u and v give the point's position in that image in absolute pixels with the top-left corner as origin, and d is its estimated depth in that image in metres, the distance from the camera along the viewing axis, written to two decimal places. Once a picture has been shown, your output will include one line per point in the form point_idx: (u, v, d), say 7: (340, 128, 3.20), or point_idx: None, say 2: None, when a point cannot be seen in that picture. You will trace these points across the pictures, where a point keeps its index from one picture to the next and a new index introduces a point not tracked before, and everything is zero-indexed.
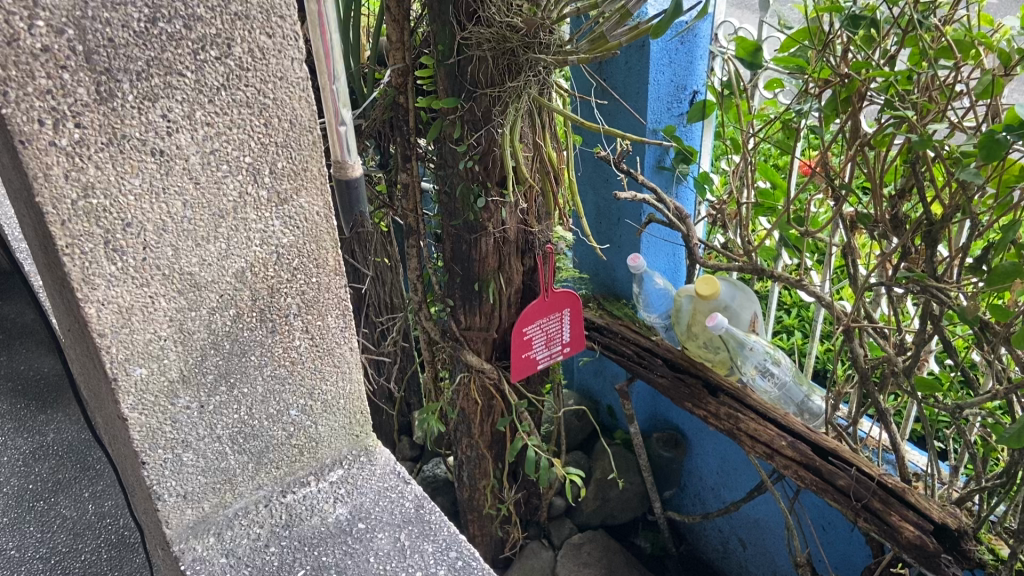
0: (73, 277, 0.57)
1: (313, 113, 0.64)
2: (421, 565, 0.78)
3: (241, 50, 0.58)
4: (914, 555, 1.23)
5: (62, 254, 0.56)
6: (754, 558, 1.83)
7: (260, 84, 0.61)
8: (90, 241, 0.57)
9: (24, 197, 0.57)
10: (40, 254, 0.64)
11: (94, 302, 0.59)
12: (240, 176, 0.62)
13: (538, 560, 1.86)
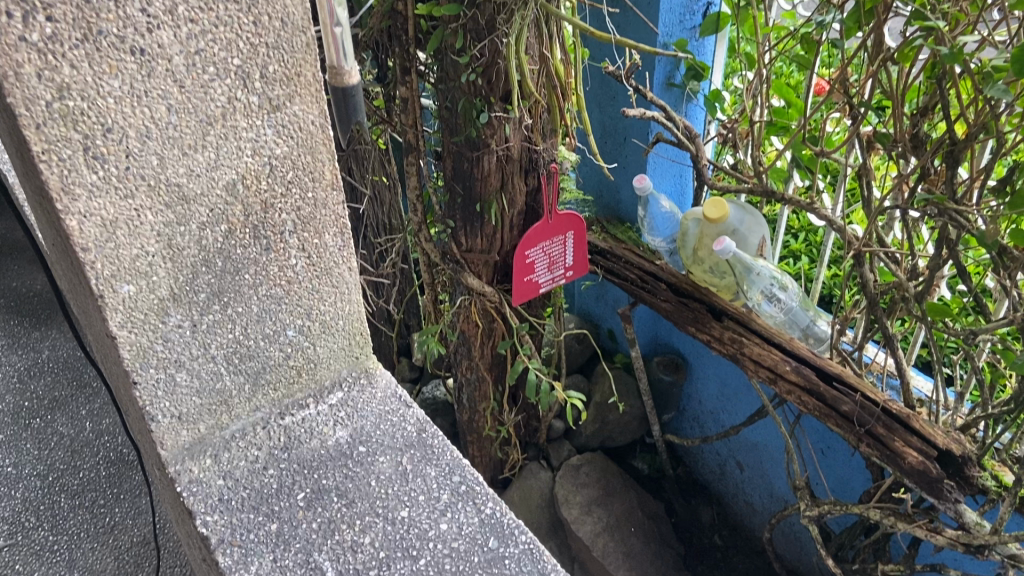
0: (51, 186, 0.53)
1: (306, 13, 0.60)
2: (424, 488, 0.77)
3: None
4: (915, 480, 1.23)
5: (38, 160, 0.52)
6: (751, 480, 1.84)
7: None
8: (69, 147, 0.53)
9: None
10: (18, 163, 0.60)
11: (76, 214, 0.56)
12: (228, 80, 0.58)
13: (536, 481, 1.87)
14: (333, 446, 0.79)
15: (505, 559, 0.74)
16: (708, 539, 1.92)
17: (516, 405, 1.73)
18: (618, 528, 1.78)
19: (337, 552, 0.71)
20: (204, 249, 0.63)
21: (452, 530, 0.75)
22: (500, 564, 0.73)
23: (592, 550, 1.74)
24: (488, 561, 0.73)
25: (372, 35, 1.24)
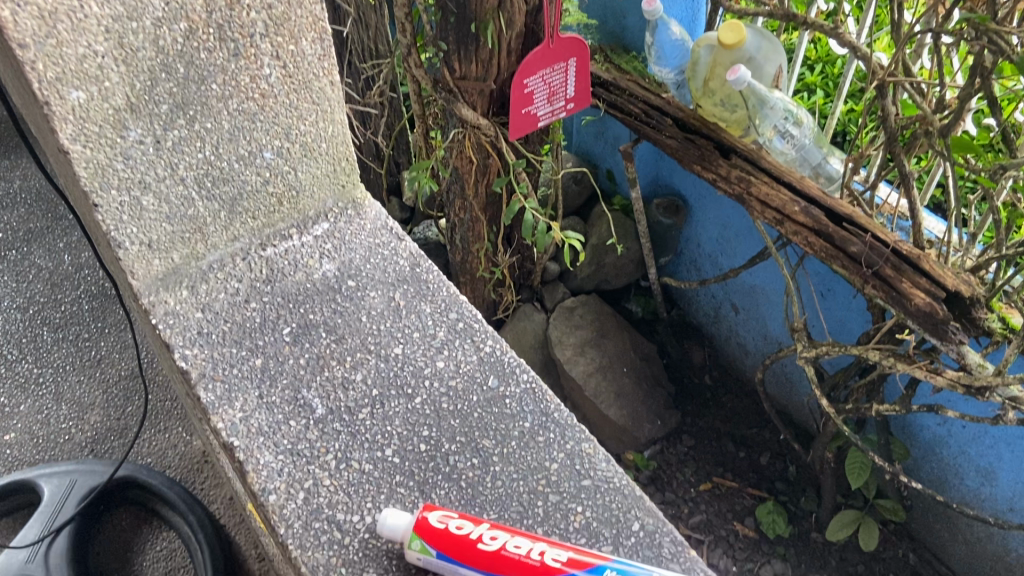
0: None
1: None
2: (419, 325, 0.80)
3: None
4: (920, 322, 1.20)
5: None
6: (745, 323, 1.83)
7: None
8: None
9: None
10: None
11: (9, 3, 0.57)
12: None
13: (530, 323, 1.85)
14: (322, 280, 0.81)
15: (505, 397, 0.76)
16: (699, 379, 1.93)
17: (510, 247, 1.68)
18: (611, 368, 1.78)
19: (326, 390, 0.73)
20: (163, 52, 0.65)
21: (449, 367, 0.77)
22: (501, 402, 0.75)
23: (585, 390, 1.75)
24: (485, 399, 0.75)
25: None
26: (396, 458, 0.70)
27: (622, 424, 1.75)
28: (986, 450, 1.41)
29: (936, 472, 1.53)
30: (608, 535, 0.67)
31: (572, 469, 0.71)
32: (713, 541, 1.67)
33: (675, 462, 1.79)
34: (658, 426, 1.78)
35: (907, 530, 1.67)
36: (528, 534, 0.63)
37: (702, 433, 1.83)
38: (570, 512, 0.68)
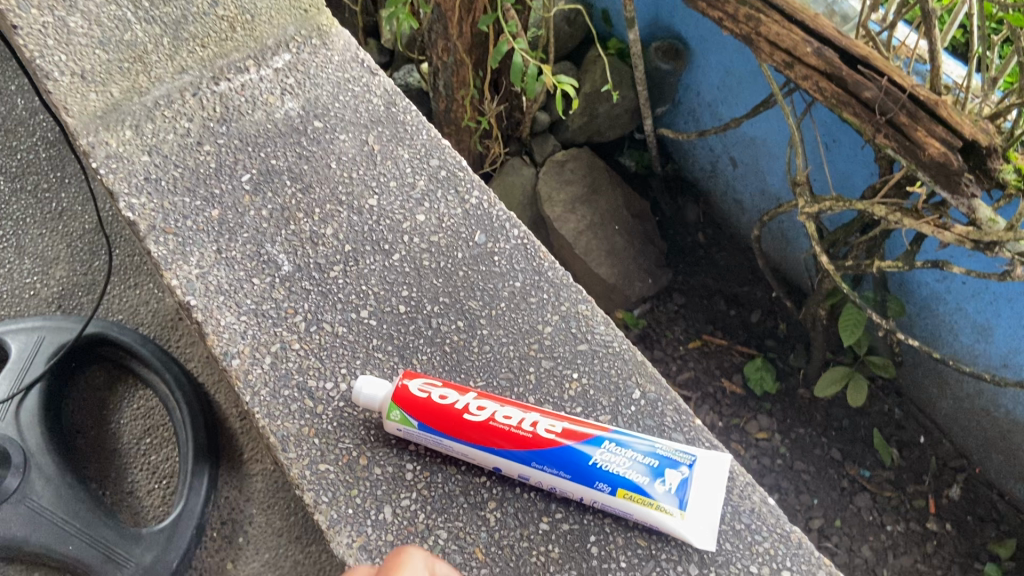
0: None
1: None
2: (398, 174, 0.95)
3: None
4: (932, 173, 1.15)
5: None
6: (743, 178, 1.75)
7: None
8: None
9: None
10: None
11: None
12: None
13: (519, 178, 1.77)
14: (286, 119, 0.97)
15: (493, 254, 0.91)
16: (692, 236, 1.87)
17: (498, 95, 1.59)
18: (603, 226, 1.72)
19: (296, 246, 0.89)
20: None
21: (430, 223, 0.92)
22: (489, 259, 0.91)
23: (575, 248, 1.69)
24: (472, 260, 0.91)
25: None
26: (373, 321, 0.86)
27: (612, 283, 1.71)
28: (984, 308, 1.38)
29: (930, 329, 1.51)
30: (606, 405, 0.83)
31: (566, 332, 0.87)
32: (700, 398, 1.67)
33: (665, 320, 1.76)
34: (649, 285, 1.75)
35: (895, 386, 1.67)
36: (514, 402, 0.76)
37: (693, 292, 1.79)
38: (566, 380, 0.84)
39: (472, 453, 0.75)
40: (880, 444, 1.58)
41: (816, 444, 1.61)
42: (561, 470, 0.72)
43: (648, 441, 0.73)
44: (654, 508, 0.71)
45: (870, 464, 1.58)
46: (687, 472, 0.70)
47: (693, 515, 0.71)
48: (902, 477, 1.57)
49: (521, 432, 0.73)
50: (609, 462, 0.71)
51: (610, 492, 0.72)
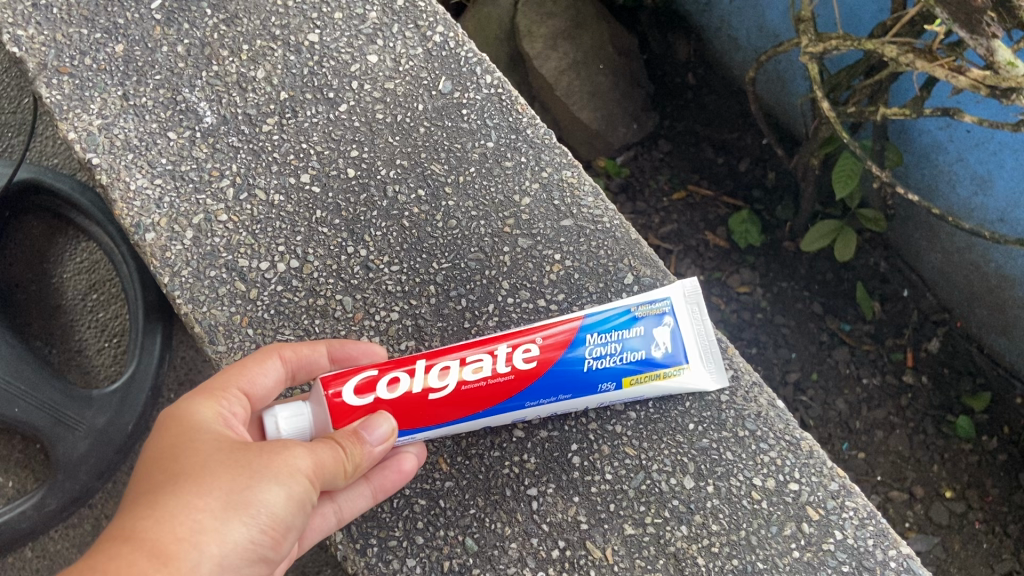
0: None
1: None
2: (345, 5, 1.06)
3: None
4: (952, 10, 1.04)
5: None
6: (739, 13, 1.60)
7: None
8: None
9: None
10: None
11: None
12: None
13: (495, 10, 1.62)
14: None
15: (463, 107, 1.03)
16: (680, 77, 1.74)
17: None
18: (584, 65, 1.59)
19: (223, 95, 1.03)
20: None
21: (385, 65, 1.04)
22: (458, 113, 1.03)
23: (556, 90, 1.57)
24: (437, 115, 1.02)
25: None
26: (318, 189, 1.00)
27: (594, 129, 1.61)
28: (988, 158, 1.29)
29: (927, 180, 1.43)
30: (593, 291, 0.97)
31: (553, 208, 1.00)
32: (682, 252, 1.61)
33: (649, 168, 1.67)
34: (632, 130, 1.65)
35: (882, 239, 1.61)
36: (466, 349, 0.87)
37: (679, 139, 1.69)
38: (547, 263, 0.98)
39: (466, 420, 0.87)
40: (862, 297, 1.53)
41: (798, 298, 1.57)
42: (564, 390, 0.87)
43: (628, 313, 0.88)
44: (664, 376, 0.89)
45: (851, 318, 1.55)
46: (671, 322, 0.88)
47: (694, 360, 0.90)
48: (883, 331, 1.55)
49: (505, 378, 0.85)
50: (605, 358, 0.87)
51: (618, 384, 0.88)
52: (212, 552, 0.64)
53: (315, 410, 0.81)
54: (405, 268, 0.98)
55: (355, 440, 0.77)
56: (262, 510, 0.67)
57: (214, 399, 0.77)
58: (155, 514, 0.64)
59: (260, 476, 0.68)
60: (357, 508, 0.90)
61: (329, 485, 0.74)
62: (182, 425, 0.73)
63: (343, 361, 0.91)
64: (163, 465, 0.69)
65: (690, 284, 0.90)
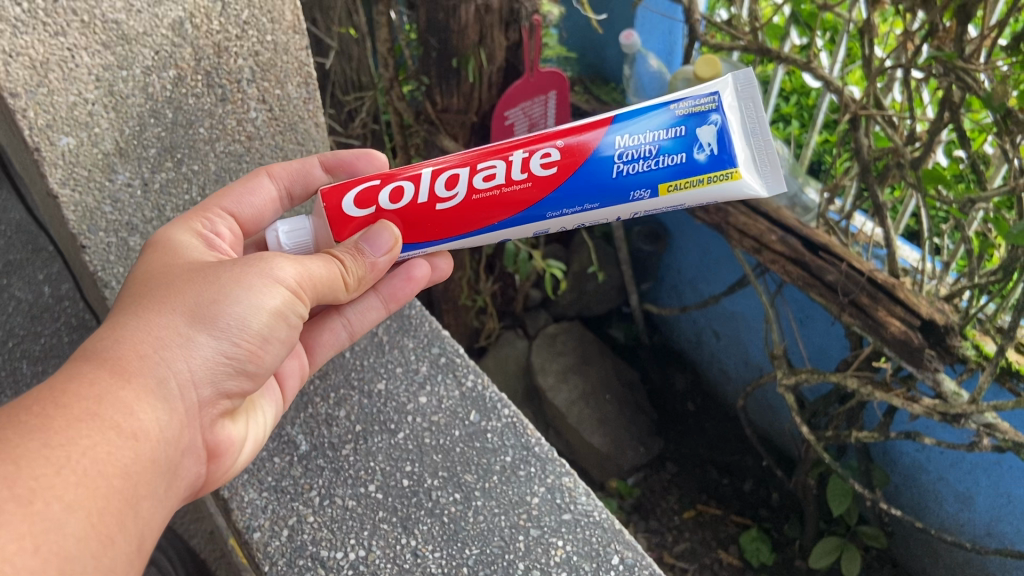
0: None
1: None
2: (404, 360, 1.05)
3: None
4: (896, 349, 1.24)
5: None
6: (726, 349, 1.85)
7: None
8: None
9: None
10: None
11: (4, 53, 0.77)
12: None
13: (513, 349, 1.89)
14: None
15: (486, 432, 0.98)
16: (682, 405, 1.95)
17: (492, 274, 1.73)
18: (594, 395, 1.80)
19: None
20: (152, 100, 0.88)
21: (432, 404, 1.00)
22: (483, 436, 0.98)
23: (568, 418, 1.77)
24: None
25: None
26: (381, 494, 0.92)
27: (605, 451, 1.75)
28: (964, 476, 1.42)
29: (916, 498, 1.54)
30: (588, 570, 0.88)
31: (552, 503, 0.93)
32: (697, 570, 1.66)
33: (660, 488, 1.80)
34: (641, 452, 1.79)
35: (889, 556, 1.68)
36: (480, 149, 0.78)
37: (686, 460, 1.84)
38: (551, 547, 0.89)
39: (484, 232, 0.80)
40: None
41: None
42: (590, 199, 0.77)
43: (664, 113, 0.76)
44: (709, 182, 0.76)
45: None
46: (718, 121, 0.75)
47: (743, 162, 0.76)
48: None
49: (517, 189, 0.77)
50: (637, 163, 0.76)
51: (654, 193, 0.77)
52: (175, 363, 0.65)
53: (315, 224, 0.79)
54: (444, 554, 0.88)
55: (354, 253, 0.75)
56: (232, 323, 0.67)
57: (193, 224, 0.80)
58: (118, 333, 0.65)
59: (229, 290, 0.67)
60: (368, 320, 0.93)
61: (326, 293, 0.74)
62: (158, 251, 0.75)
63: (341, 168, 0.90)
64: (138, 283, 0.70)
65: (744, 72, 0.76)
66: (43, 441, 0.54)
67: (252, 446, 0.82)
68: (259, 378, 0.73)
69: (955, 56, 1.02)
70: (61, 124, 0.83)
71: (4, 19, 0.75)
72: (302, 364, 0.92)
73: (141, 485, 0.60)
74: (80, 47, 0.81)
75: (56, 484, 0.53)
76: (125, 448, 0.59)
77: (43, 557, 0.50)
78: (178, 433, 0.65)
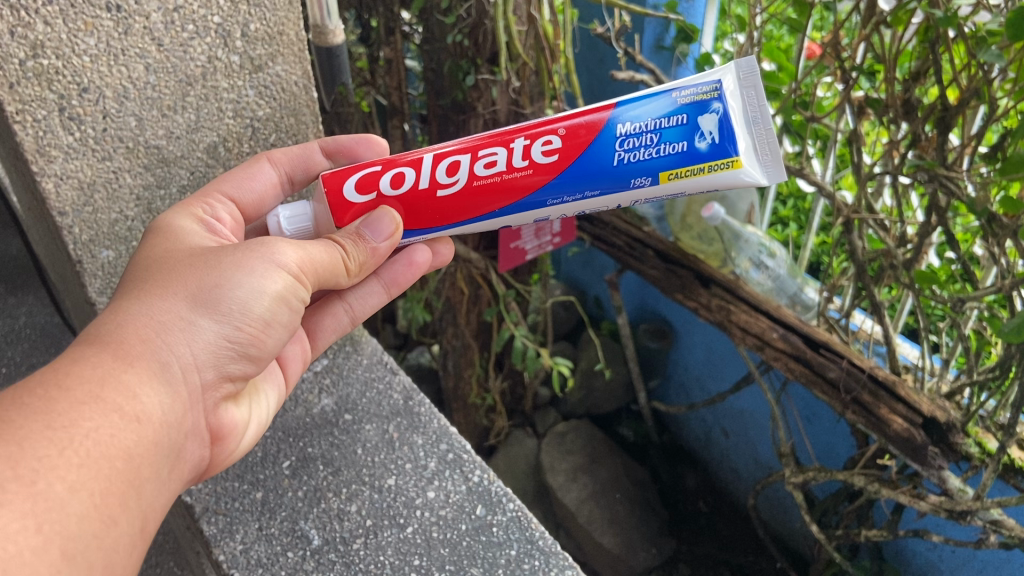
0: (30, 149, 0.76)
1: (300, 71, 0.91)
2: (413, 458, 1.01)
3: (142, 37, 0.77)
4: (901, 447, 1.25)
5: (31, 164, 0.76)
6: (735, 448, 1.86)
7: (171, 49, 0.80)
8: (44, 108, 0.75)
9: (22, 166, 0.81)
10: (23, 180, 0.85)
11: (53, 177, 0.78)
12: (155, 113, 0.82)
13: (522, 448, 1.90)
14: (322, 414, 1.06)
15: (492, 526, 0.95)
16: (693, 504, 1.93)
17: (501, 373, 1.76)
18: (604, 494, 1.78)
19: None
20: None
21: (440, 499, 0.97)
22: (488, 530, 0.95)
23: (578, 517, 1.75)
24: None
25: None
26: None
27: (616, 552, 1.72)
28: None
29: None
30: None
31: None
32: None
33: None
34: (653, 554, 1.74)
35: None
36: (481, 135, 0.78)
37: (699, 562, 1.79)
38: None
39: (485, 218, 0.80)
40: None
41: None
42: (592, 186, 0.78)
43: (666, 100, 0.77)
44: (710, 170, 0.78)
45: None
46: (720, 109, 0.76)
47: (745, 151, 0.77)
48: None
49: (520, 176, 0.78)
50: (639, 150, 0.77)
51: (655, 180, 0.78)
52: (176, 347, 0.65)
53: (316, 210, 0.80)
54: None
55: (354, 238, 0.75)
56: (232, 308, 0.67)
57: (194, 208, 0.79)
58: (120, 317, 0.65)
59: (228, 276, 0.67)
60: (370, 305, 0.94)
61: (327, 280, 0.75)
62: (159, 236, 0.74)
63: (341, 154, 0.88)
64: (141, 267, 0.70)
65: (746, 61, 0.76)
66: (46, 423, 0.55)
67: (255, 429, 0.83)
68: (261, 361, 0.73)
69: (936, 164, 1.08)
70: (102, 239, 0.85)
71: (57, 147, 0.77)
72: (304, 348, 0.93)
73: (142, 466, 0.61)
74: (124, 170, 0.82)
75: (59, 465, 0.54)
76: (127, 431, 0.60)
77: (44, 537, 0.52)
78: (181, 416, 0.66)
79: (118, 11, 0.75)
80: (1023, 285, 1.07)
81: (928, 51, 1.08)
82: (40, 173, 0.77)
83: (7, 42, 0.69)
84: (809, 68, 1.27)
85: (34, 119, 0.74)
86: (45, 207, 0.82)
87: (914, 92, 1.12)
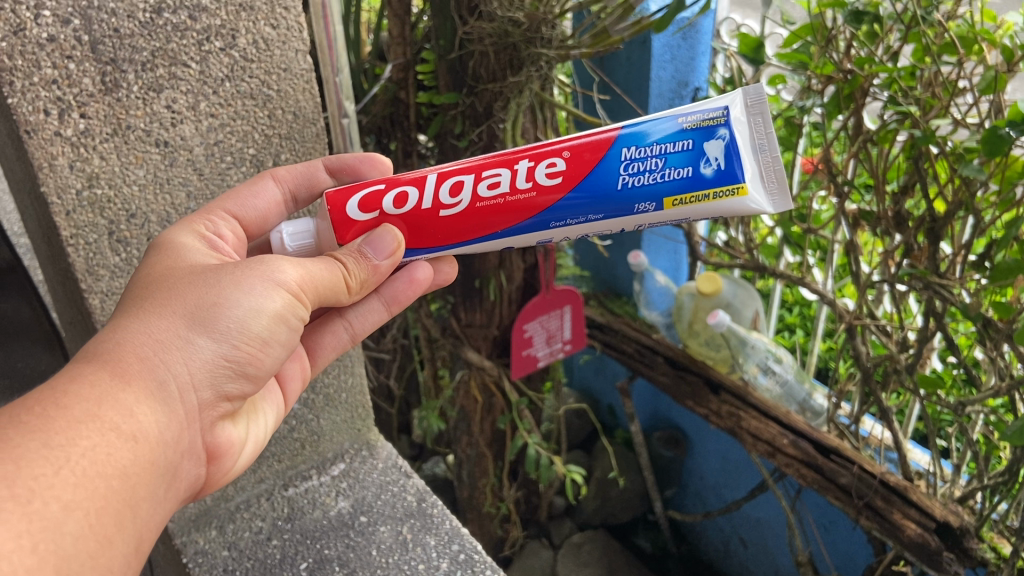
0: (80, 268, 0.82)
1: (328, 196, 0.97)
2: (425, 559, 1.01)
3: (184, 168, 0.84)
4: (915, 553, 1.25)
5: (81, 283, 0.83)
6: (754, 557, 1.83)
7: (210, 178, 0.87)
8: (95, 233, 0.82)
9: (70, 287, 0.88)
10: (64, 290, 0.91)
11: (99, 293, 0.85)
12: None
13: (538, 560, 1.87)
14: (339, 516, 1.07)
15: None
16: None
17: (516, 481, 1.76)
18: None
19: None
20: None
21: None
22: None
23: None
24: None
25: (375, 121, 1.27)
26: None
27: None
28: None
29: None
30: None
31: None
32: None
33: None
34: None
35: None
36: (484, 155, 0.77)
37: None
38: None
39: (488, 239, 0.79)
40: None
41: None
42: (595, 209, 0.77)
43: (672, 123, 0.75)
44: (716, 197, 0.76)
45: None
46: (726, 135, 0.75)
47: (751, 178, 0.75)
48: None
49: (524, 196, 0.76)
50: (642, 175, 0.76)
51: (659, 206, 0.77)
52: (172, 365, 0.63)
53: (320, 227, 0.78)
54: None
55: (356, 256, 0.73)
56: (231, 326, 0.65)
57: (196, 226, 0.77)
58: (116, 335, 0.62)
59: (227, 293, 0.65)
60: (371, 322, 0.90)
61: (327, 297, 0.72)
62: (160, 252, 0.72)
63: (345, 172, 0.86)
64: (135, 285, 0.68)
65: (755, 87, 0.74)
66: (44, 441, 0.52)
67: (252, 447, 0.81)
68: (259, 380, 0.71)
69: (927, 271, 1.13)
70: None
71: (105, 267, 0.84)
72: (304, 366, 0.91)
73: (139, 487, 0.58)
74: None
75: (55, 483, 0.51)
76: (125, 450, 0.57)
77: (40, 557, 0.49)
78: (177, 436, 0.63)
79: (165, 146, 0.82)
80: (1020, 387, 1.10)
81: (914, 167, 1.15)
82: (88, 291, 0.84)
83: (66, 175, 0.77)
84: (804, 182, 1.34)
85: (86, 242, 0.81)
86: (90, 322, 0.88)
87: (904, 204, 1.19)
